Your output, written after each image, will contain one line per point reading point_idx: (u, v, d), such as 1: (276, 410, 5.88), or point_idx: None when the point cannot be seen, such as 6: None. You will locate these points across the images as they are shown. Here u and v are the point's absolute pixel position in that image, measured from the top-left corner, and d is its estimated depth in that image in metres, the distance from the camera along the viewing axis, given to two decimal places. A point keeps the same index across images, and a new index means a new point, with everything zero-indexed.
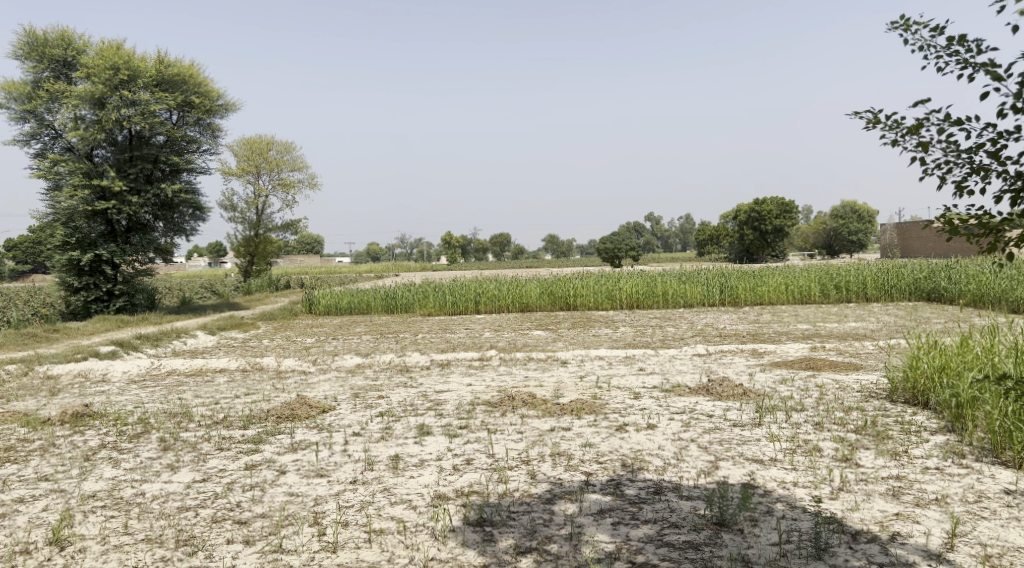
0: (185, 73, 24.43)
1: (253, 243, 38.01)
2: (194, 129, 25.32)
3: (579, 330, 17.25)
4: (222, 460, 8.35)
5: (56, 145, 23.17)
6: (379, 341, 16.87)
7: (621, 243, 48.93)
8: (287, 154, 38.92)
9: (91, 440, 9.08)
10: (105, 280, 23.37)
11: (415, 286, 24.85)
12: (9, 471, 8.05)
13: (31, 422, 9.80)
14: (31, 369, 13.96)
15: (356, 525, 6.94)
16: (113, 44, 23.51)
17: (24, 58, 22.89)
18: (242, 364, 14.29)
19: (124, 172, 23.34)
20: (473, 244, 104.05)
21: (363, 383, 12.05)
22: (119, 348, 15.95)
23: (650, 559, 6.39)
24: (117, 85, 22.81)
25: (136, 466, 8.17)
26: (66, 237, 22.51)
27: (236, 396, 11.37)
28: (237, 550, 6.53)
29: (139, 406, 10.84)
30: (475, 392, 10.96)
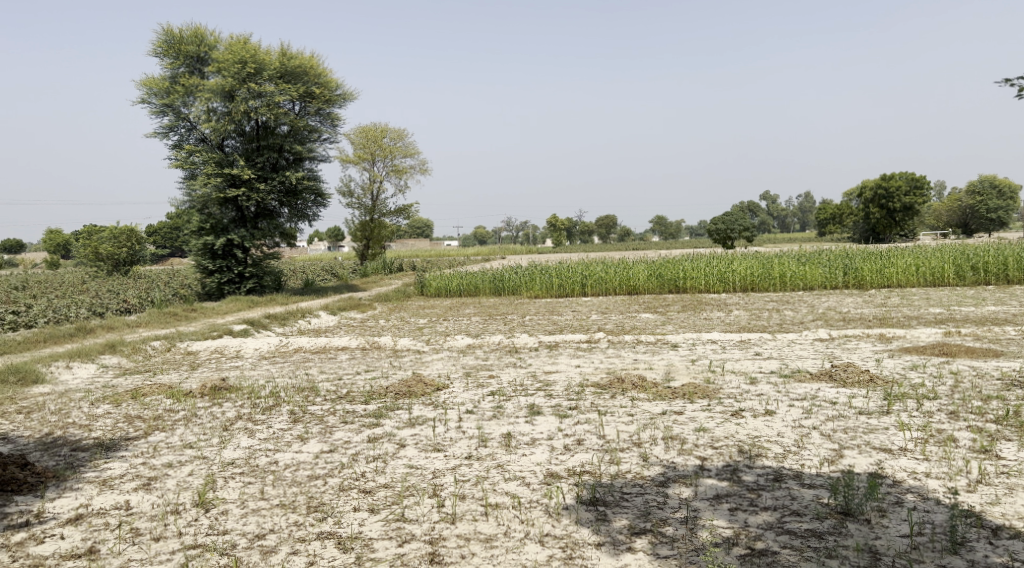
0: (307, 65, 25.45)
1: (369, 227, 39.43)
2: (315, 119, 26.32)
3: (690, 313, 16.95)
4: (346, 433, 8.77)
5: (191, 136, 24.73)
6: (489, 322, 17.17)
7: (734, 224, 47.29)
8: (400, 141, 39.98)
9: (228, 412, 9.72)
10: (236, 263, 24.90)
11: (523, 269, 25.07)
12: (158, 438, 8.74)
13: (176, 394, 10.58)
14: (173, 345, 15.05)
15: (472, 498, 7.13)
16: (241, 39, 24.74)
17: (163, 56, 24.55)
18: (362, 342, 14.89)
19: (252, 161, 24.62)
20: (580, 226, 103.79)
21: (475, 363, 12.30)
22: (250, 327, 16.94)
23: (770, 546, 6.25)
24: (245, 78, 24.03)
25: (269, 437, 8.69)
26: (201, 223, 24.19)
27: (357, 373, 11.91)
28: (363, 518, 6.84)
29: (270, 380, 11.53)
30: (585, 374, 11.01)
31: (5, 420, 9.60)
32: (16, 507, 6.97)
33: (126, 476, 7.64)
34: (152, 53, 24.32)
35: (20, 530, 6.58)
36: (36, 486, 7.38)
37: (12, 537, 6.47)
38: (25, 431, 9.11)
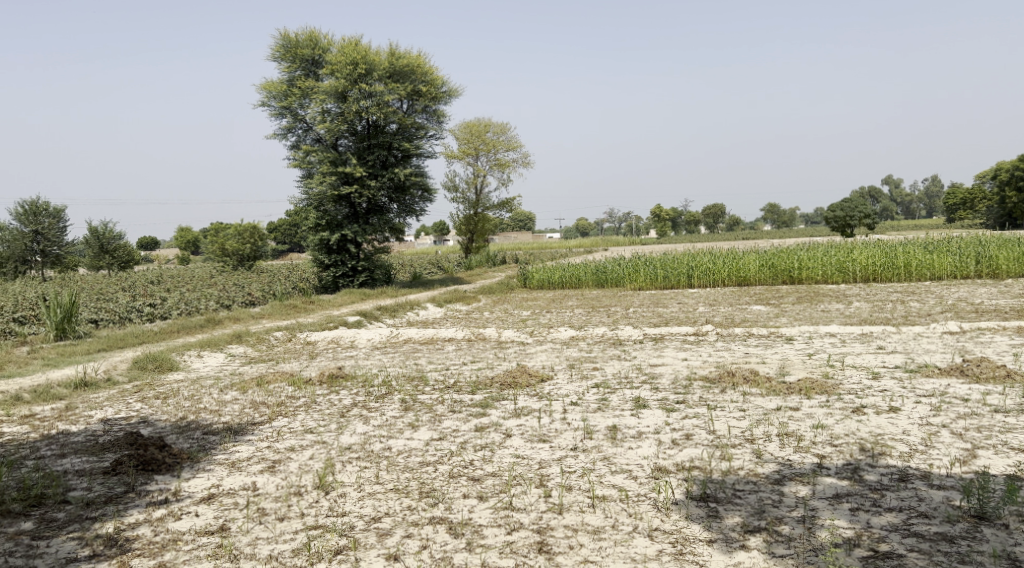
0: (414, 64, 26.03)
1: (473, 220, 40.02)
2: (422, 116, 26.97)
3: (805, 305, 16.30)
4: (455, 421, 8.95)
5: (308, 137, 25.82)
6: (593, 314, 17.10)
7: (853, 210, 45.13)
8: (503, 135, 40.33)
9: (344, 399, 10.13)
10: (350, 258, 25.84)
11: (627, 260, 24.83)
12: (281, 423, 9.20)
13: (296, 382, 11.11)
14: (293, 335, 15.78)
15: (579, 490, 7.13)
16: (353, 41, 25.55)
17: (281, 60, 25.71)
18: (467, 334, 15.14)
19: (364, 159, 25.42)
20: (686, 216, 101.66)
21: (580, 355, 12.28)
22: (363, 319, 17.54)
23: (895, 549, 5.96)
24: (356, 78, 24.78)
25: (382, 424, 8.99)
26: (317, 220, 25.22)
27: (464, 363, 12.14)
28: (473, 505, 6.97)
29: (382, 369, 11.93)
30: (693, 367, 10.81)
31: (145, 404, 10.34)
32: (156, 485, 7.49)
33: (252, 459, 8.08)
34: (271, 57, 25.52)
35: (160, 507, 7.06)
36: (173, 466, 7.91)
37: (153, 512, 6.95)
38: (163, 415, 9.78)
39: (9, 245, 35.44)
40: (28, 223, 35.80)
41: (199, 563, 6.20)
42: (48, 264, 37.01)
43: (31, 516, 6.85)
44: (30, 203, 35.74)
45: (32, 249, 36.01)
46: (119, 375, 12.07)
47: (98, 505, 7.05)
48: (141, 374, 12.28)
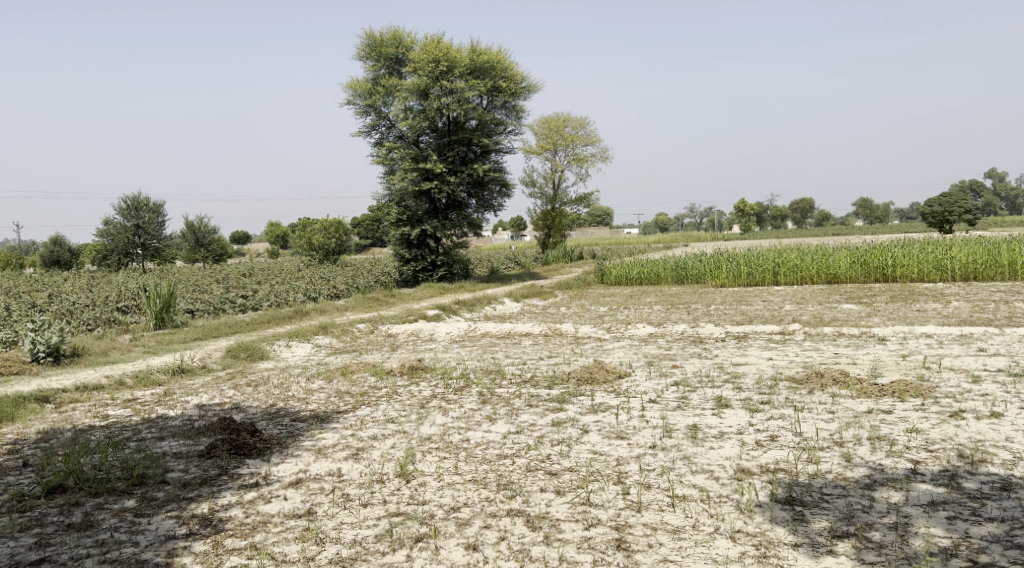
0: (495, 60, 26.20)
1: (551, 216, 40.01)
2: (501, 112, 27.12)
3: (899, 304, 15.64)
4: (532, 415, 8.99)
5: (391, 134, 26.35)
6: (673, 311, 16.87)
7: (953, 205, 42.87)
8: (582, 130, 40.13)
9: (424, 390, 10.31)
10: (430, 252, 26.25)
11: (708, 256, 24.37)
12: (364, 412, 9.44)
13: (378, 373, 11.39)
14: (376, 327, 16.16)
15: (659, 488, 7.06)
16: (435, 39, 25.89)
17: (367, 59, 26.32)
18: (545, 329, 15.15)
19: (444, 155, 25.74)
20: (771, 211, 98.85)
21: (659, 352, 12.13)
22: (442, 312, 17.82)
23: (997, 561, 5.67)
24: (438, 76, 25.08)
25: (460, 416, 9.10)
26: (399, 215, 25.76)
27: (541, 358, 12.17)
28: (550, 499, 6.98)
29: (461, 362, 12.10)
30: (778, 366, 10.53)
31: (237, 391, 10.79)
32: (247, 469, 7.79)
33: (336, 446, 8.30)
34: (356, 57, 26.13)
35: (250, 490, 7.34)
36: (263, 451, 8.22)
37: (244, 495, 7.24)
38: (253, 402, 10.16)
39: (113, 238, 37.43)
40: (130, 218, 37.72)
41: (287, 545, 6.42)
42: (148, 257, 38.89)
43: (134, 494, 7.23)
44: (132, 199, 37.69)
45: (133, 242, 37.90)
46: (213, 363, 12.63)
47: (195, 486, 7.40)
48: (234, 363, 12.80)
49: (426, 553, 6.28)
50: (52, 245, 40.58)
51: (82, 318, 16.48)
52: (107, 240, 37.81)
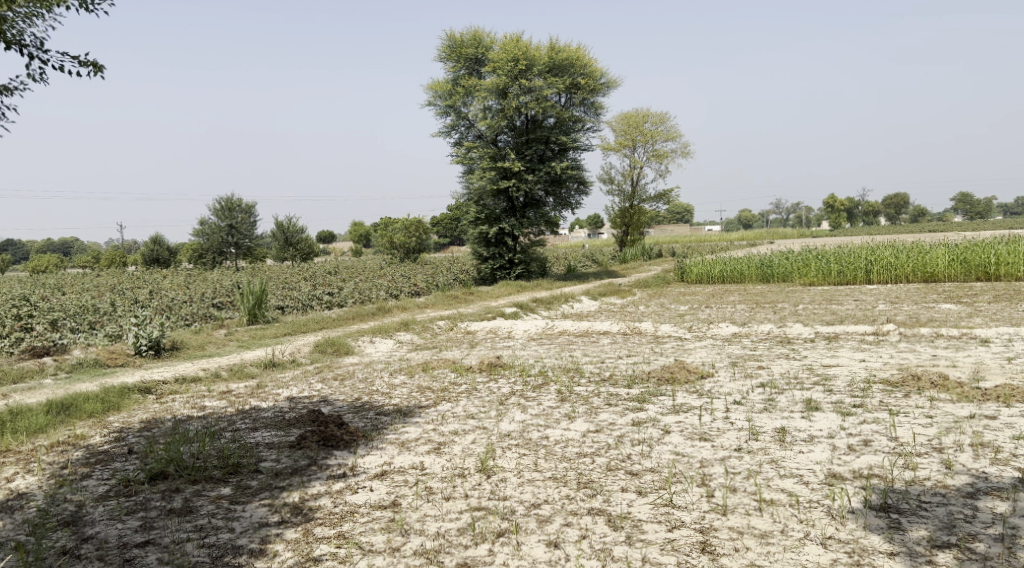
0: (573, 57, 26.08)
1: (629, 213, 39.57)
2: (580, 109, 27.05)
3: (1004, 304, 14.80)
4: (612, 414, 8.93)
5: (470, 133, 26.65)
6: (758, 310, 16.46)
7: None
8: (662, 125, 39.53)
9: (503, 387, 10.37)
10: (507, 251, 26.39)
11: (795, 254, 23.68)
12: (445, 407, 9.57)
13: (458, 369, 11.54)
14: (455, 324, 16.36)
15: (745, 491, 6.90)
16: (514, 38, 25.96)
17: (447, 61, 26.73)
18: (624, 327, 15.01)
19: (522, 154, 25.81)
20: (862, 207, 95.13)
21: (742, 352, 11.84)
22: (520, 310, 17.90)
23: None
24: (517, 74, 25.14)
25: (540, 413, 9.12)
26: (477, 214, 26.06)
27: (620, 356, 12.07)
28: (632, 499, 6.92)
29: (538, 360, 12.12)
30: (871, 369, 10.13)
31: (324, 384, 11.13)
32: (335, 460, 8.02)
33: (419, 440, 8.45)
34: (437, 58, 26.56)
35: (338, 480, 7.55)
36: (350, 443, 8.44)
37: (332, 485, 7.45)
38: (340, 395, 10.45)
39: (208, 238, 39.18)
40: (224, 218, 39.37)
41: (374, 535, 6.57)
42: (241, 256, 40.49)
43: (230, 482, 7.55)
44: (226, 200, 39.35)
45: (227, 241, 39.55)
46: (302, 357, 13.06)
47: (286, 476, 7.66)
48: (321, 357, 13.20)
49: (508, 548, 6.33)
50: (153, 245, 42.73)
51: (180, 313, 17.30)
52: (203, 239, 39.61)
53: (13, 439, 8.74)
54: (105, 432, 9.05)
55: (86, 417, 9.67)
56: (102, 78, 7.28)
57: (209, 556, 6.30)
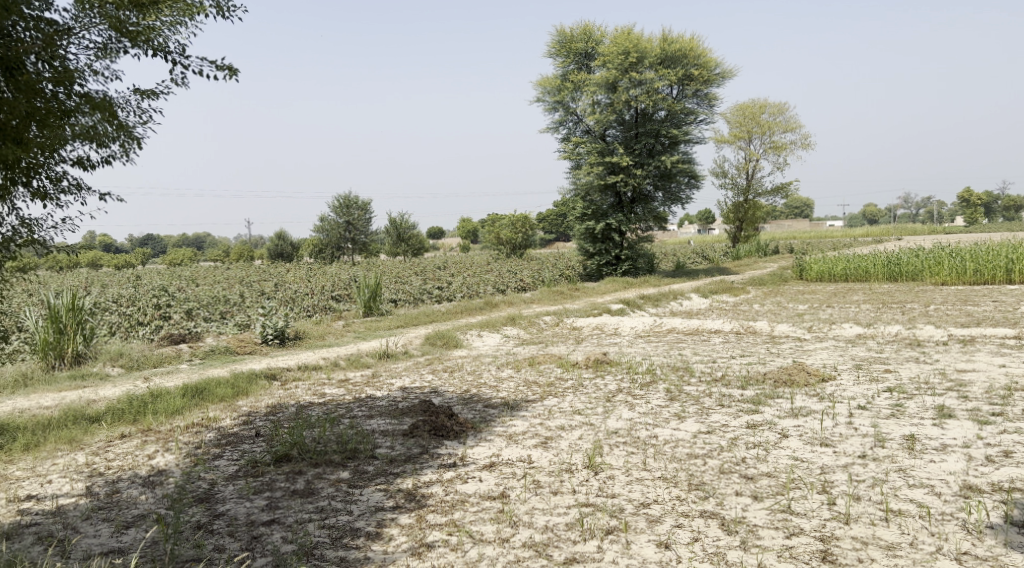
0: (686, 48, 25.55)
1: (743, 208, 38.36)
2: (692, 101, 26.41)
3: None
4: (724, 416, 8.70)
5: (578, 129, 26.56)
6: (883, 311, 15.62)
7: None
8: (780, 116, 38.08)
9: (610, 384, 10.30)
10: (614, 246, 26.14)
11: (927, 251, 22.31)
12: (552, 402, 9.60)
13: (564, 364, 11.54)
14: (561, 320, 16.38)
15: (869, 500, 6.57)
16: (625, 31, 25.69)
17: (557, 56, 26.77)
18: (737, 326, 14.59)
19: (631, 148, 25.46)
20: (1001, 202, 88.55)
21: (866, 355, 11.26)
22: (627, 306, 17.72)
23: None
24: (628, 67, 24.85)
25: (648, 412, 9.00)
26: (584, 210, 25.99)
27: (733, 356, 11.74)
28: (747, 503, 6.72)
29: (647, 357, 11.96)
30: (1012, 375, 9.42)
31: (434, 376, 11.41)
32: (445, 450, 8.19)
33: (527, 434, 8.51)
34: (547, 54, 26.66)
35: (448, 469, 7.70)
36: (459, 434, 8.60)
37: (443, 474, 7.61)
38: (449, 387, 10.68)
39: (328, 233, 40.94)
40: (342, 215, 40.93)
41: (484, 525, 6.66)
42: (357, 251, 42.00)
43: (347, 466, 7.85)
44: (344, 197, 40.85)
45: (345, 237, 41.14)
46: (414, 348, 13.43)
47: (399, 463, 7.89)
48: (432, 349, 13.51)
49: (617, 546, 6.26)
50: (278, 240, 45.02)
51: (302, 305, 18.16)
52: (323, 235, 41.41)
53: (154, 419, 9.41)
54: (234, 415, 9.60)
55: (218, 400, 10.28)
56: (236, 78, 7.24)
57: (329, 536, 6.55)
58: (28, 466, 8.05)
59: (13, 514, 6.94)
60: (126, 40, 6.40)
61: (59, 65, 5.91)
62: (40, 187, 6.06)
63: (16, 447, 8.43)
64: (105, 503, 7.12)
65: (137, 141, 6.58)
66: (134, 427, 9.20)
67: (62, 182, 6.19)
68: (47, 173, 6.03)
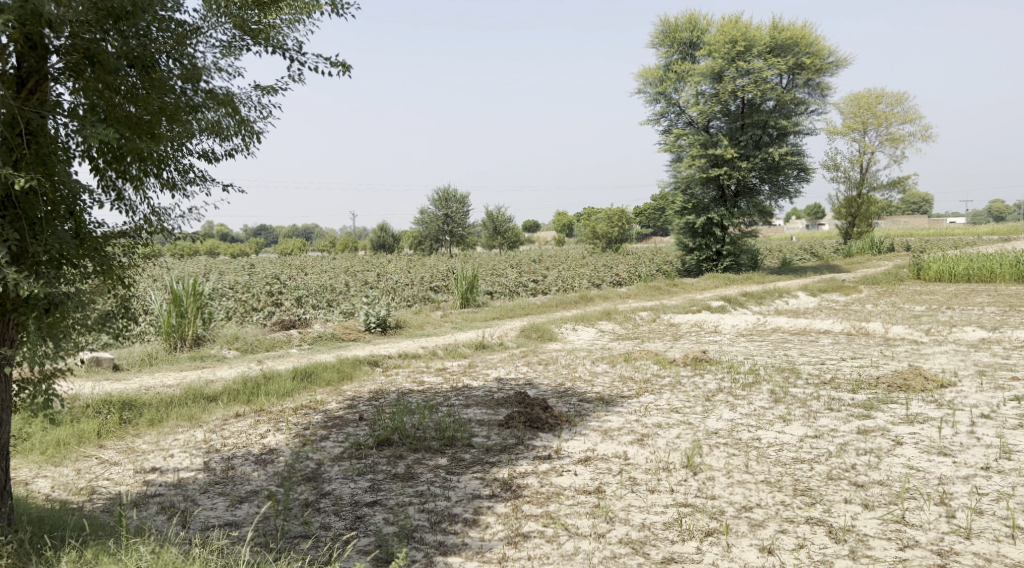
0: (798, 36, 24.62)
1: (856, 203, 36.65)
2: (803, 91, 25.39)
3: None
4: (833, 420, 8.36)
5: (680, 120, 26.07)
6: (1011, 315, 14.59)
7: None
8: (899, 106, 36.15)
9: (710, 383, 10.07)
10: (715, 241, 25.52)
11: None
12: (649, 399, 9.46)
13: (662, 361, 11.37)
14: (659, 316, 16.12)
15: (993, 515, 6.20)
16: (733, 20, 25.04)
17: (661, 46, 26.34)
18: (847, 327, 13.97)
19: (737, 140, 24.73)
20: None
21: (991, 361, 10.56)
22: (728, 304, 17.25)
23: None
24: (735, 57, 24.19)
25: (751, 413, 8.75)
26: (684, 203, 25.60)
27: (843, 358, 11.25)
28: (857, 511, 6.44)
29: (749, 357, 11.62)
30: None
31: (529, 368, 11.46)
32: (540, 442, 8.22)
33: (623, 430, 8.44)
34: (650, 44, 26.29)
35: (544, 461, 7.72)
36: (554, 426, 8.61)
37: (539, 465, 7.64)
38: (544, 380, 10.70)
39: (427, 226, 41.83)
40: (441, 208, 41.65)
41: (580, 518, 6.64)
42: (455, 243, 42.66)
43: (446, 453, 7.99)
44: (443, 191, 41.58)
45: (443, 229, 41.87)
46: (509, 340, 13.53)
47: (495, 452, 7.97)
48: (527, 342, 13.57)
49: (718, 548, 6.12)
50: (380, 232, 46.26)
51: (402, 295, 18.61)
52: (422, 227, 42.32)
53: (265, 400, 9.87)
54: (338, 399, 9.94)
55: (324, 384, 10.68)
56: (350, 74, 7.36)
57: (428, 520, 6.69)
58: (153, 440, 8.60)
59: (139, 484, 7.42)
60: (249, 38, 6.69)
61: (187, 63, 6.23)
62: (168, 178, 6.41)
63: (143, 422, 9.02)
64: (221, 478, 7.53)
65: (257, 135, 6.88)
66: (247, 407, 9.69)
67: (188, 174, 6.54)
68: (175, 165, 6.39)
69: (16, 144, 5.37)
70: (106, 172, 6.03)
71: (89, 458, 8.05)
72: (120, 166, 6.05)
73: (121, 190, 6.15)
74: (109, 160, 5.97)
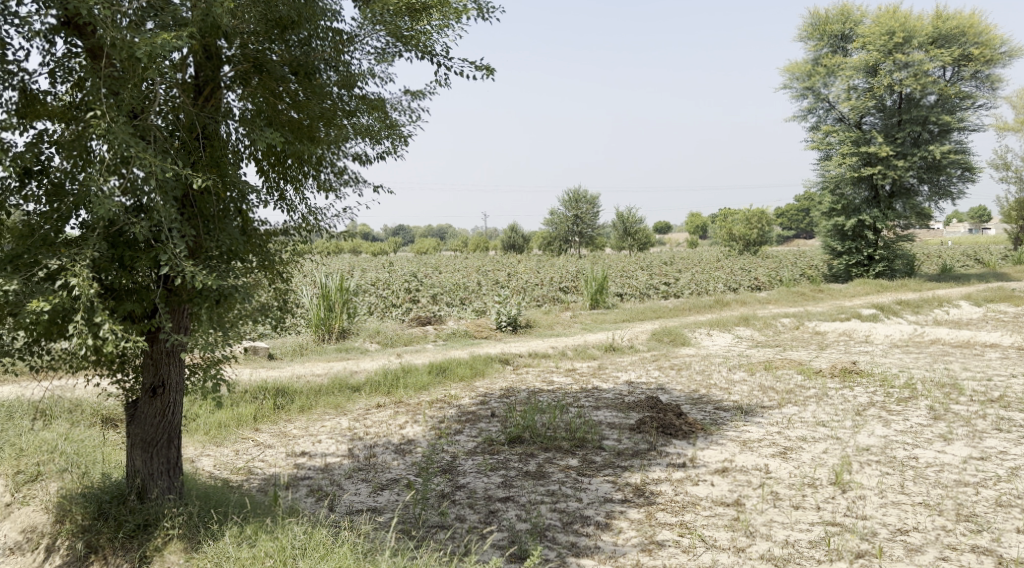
0: (965, 25, 22.83)
1: None
2: (970, 84, 23.47)
3: None
4: (1002, 442, 7.68)
5: (829, 117, 24.80)
6: None
7: None
8: None
9: (861, 397, 9.49)
10: (866, 245, 24.10)
11: None
12: (792, 411, 9.04)
13: (806, 371, 10.83)
14: (802, 323, 15.39)
15: None
16: (890, 10, 23.61)
17: (810, 40, 25.16)
18: (1019, 341, 12.76)
19: (892, 137, 23.21)
20: None
21: None
22: (880, 313, 16.20)
23: None
24: (892, 49, 22.88)
25: (906, 430, 8.17)
26: (833, 204, 24.28)
27: (1014, 375, 10.29)
28: None
29: (903, 370, 10.87)
30: None
31: (662, 373, 11.24)
32: (674, 449, 8.03)
33: (763, 441, 8.10)
34: (798, 38, 25.18)
35: (679, 469, 7.54)
36: (689, 434, 8.40)
37: (673, 473, 7.47)
38: (678, 385, 10.46)
39: (557, 227, 41.99)
40: (570, 208, 41.61)
41: (717, 531, 6.43)
42: (585, 244, 42.54)
43: (577, 454, 7.97)
44: (573, 191, 41.57)
45: (573, 230, 41.86)
46: (641, 344, 13.32)
47: (628, 456, 7.87)
48: (659, 346, 13.32)
49: None
50: (511, 232, 46.85)
51: (534, 295, 18.74)
52: (552, 228, 42.55)
53: (404, 392, 10.22)
54: (472, 395, 10.14)
55: (458, 379, 10.94)
56: (494, 77, 7.48)
57: (561, 520, 6.68)
58: (302, 426, 9.10)
59: (290, 466, 7.87)
60: (401, 44, 6.95)
61: (343, 69, 6.54)
62: (325, 179, 6.76)
63: (294, 408, 9.56)
64: (364, 465, 7.86)
65: (406, 138, 7.12)
66: (387, 398, 10.06)
67: (343, 175, 6.86)
68: (331, 167, 6.72)
69: (193, 147, 5.83)
70: (270, 174, 6.43)
71: (246, 441, 8.61)
72: (282, 169, 6.44)
73: (283, 190, 6.55)
74: (273, 162, 6.37)
